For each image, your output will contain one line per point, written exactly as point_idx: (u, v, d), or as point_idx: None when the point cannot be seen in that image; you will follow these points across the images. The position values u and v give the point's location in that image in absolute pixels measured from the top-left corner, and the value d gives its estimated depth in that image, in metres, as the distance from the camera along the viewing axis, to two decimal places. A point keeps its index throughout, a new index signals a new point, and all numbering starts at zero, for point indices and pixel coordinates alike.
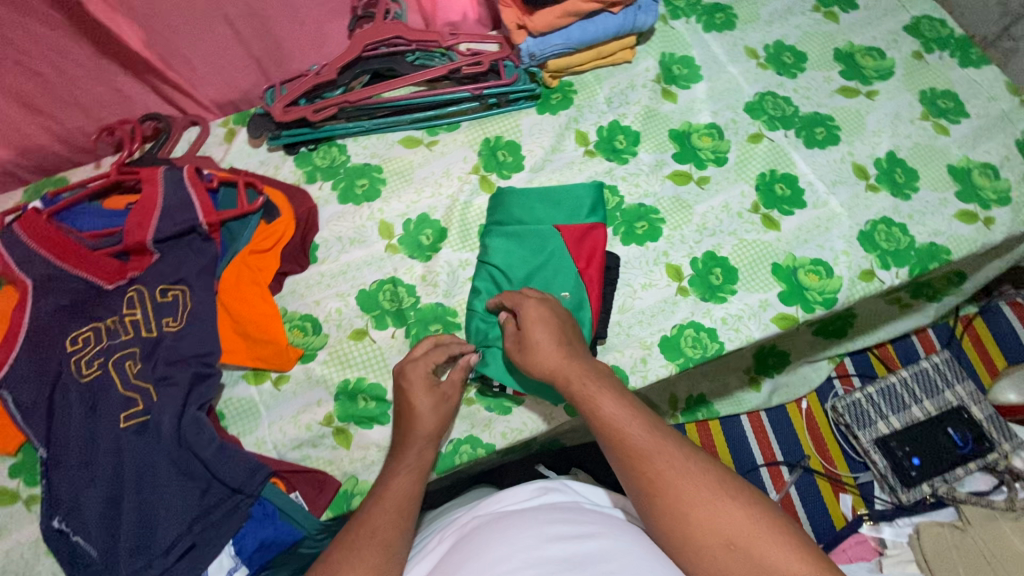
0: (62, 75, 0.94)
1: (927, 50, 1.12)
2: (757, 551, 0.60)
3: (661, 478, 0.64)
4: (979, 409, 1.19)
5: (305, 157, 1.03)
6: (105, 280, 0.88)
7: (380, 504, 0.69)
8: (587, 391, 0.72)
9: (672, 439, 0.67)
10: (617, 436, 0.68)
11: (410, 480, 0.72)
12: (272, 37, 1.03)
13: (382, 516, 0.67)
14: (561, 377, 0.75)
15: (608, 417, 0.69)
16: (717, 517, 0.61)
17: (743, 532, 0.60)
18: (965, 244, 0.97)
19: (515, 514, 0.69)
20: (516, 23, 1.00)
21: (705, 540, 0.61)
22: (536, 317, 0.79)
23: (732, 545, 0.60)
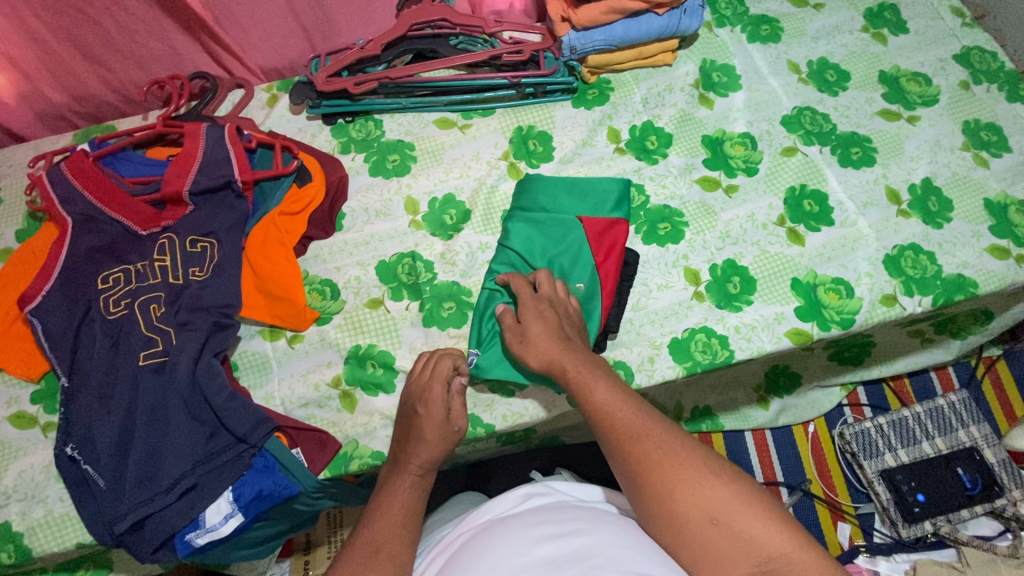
0: (120, 26, 0.98)
1: (975, 80, 1.10)
2: (740, 526, 0.60)
3: (648, 459, 0.65)
4: (993, 452, 1.16)
5: (342, 128, 1.06)
6: (140, 226, 0.91)
7: (381, 521, 0.70)
8: (582, 380, 0.73)
9: (659, 422, 0.68)
10: (607, 423, 0.69)
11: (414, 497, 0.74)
12: (321, 9, 1.06)
13: (384, 532, 0.69)
14: (558, 368, 0.76)
15: (600, 402, 0.70)
16: (701, 494, 0.62)
17: (726, 507, 0.61)
18: (995, 279, 0.95)
19: (505, 522, 0.70)
20: (561, 15, 1.01)
21: (689, 515, 0.62)
22: (537, 314, 0.80)
23: (716, 521, 0.61)
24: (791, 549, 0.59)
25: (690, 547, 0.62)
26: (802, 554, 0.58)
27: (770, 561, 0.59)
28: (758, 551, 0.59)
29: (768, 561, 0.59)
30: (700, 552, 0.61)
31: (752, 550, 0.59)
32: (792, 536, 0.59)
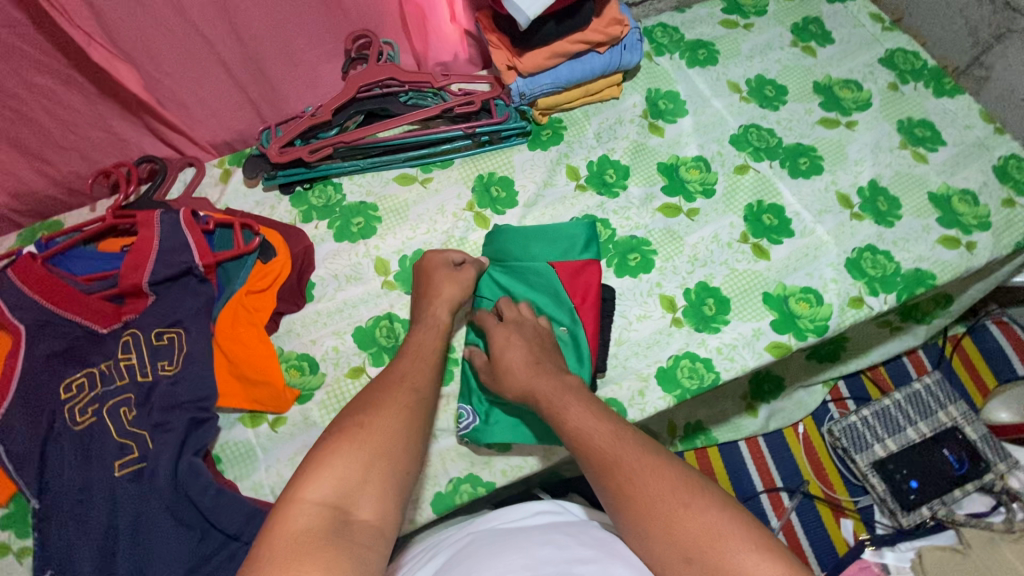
0: (59, 121, 0.95)
1: (902, 81, 1.16)
2: (731, 559, 0.56)
3: (622, 491, 0.62)
4: (973, 429, 1.19)
5: (301, 196, 1.04)
6: (102, 324, 0.88)
7: (405, 356, 0.77)
8: (564, 401, 0.73)
9: (633, 446, 0.65)
10: (583, 453, 0.67)
11: (433, 335, 0.81)
12: (266, 79, 1.05)
13: (411, 364, 0.75)
14: (531, 396, 0.76)
15: (574, 431, 0.69)
16: (674, 529, 0.59)
17: (702, 540, 0.57)
18: (950, 269, 1.00)
19: (513, 532, 0.70)
20: (506, 64, 1.02)
21: (678, 538, 0.58)
22: (502, 342, 0.81)
23: (691, 559, 0.57)
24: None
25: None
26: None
27: None
28: None
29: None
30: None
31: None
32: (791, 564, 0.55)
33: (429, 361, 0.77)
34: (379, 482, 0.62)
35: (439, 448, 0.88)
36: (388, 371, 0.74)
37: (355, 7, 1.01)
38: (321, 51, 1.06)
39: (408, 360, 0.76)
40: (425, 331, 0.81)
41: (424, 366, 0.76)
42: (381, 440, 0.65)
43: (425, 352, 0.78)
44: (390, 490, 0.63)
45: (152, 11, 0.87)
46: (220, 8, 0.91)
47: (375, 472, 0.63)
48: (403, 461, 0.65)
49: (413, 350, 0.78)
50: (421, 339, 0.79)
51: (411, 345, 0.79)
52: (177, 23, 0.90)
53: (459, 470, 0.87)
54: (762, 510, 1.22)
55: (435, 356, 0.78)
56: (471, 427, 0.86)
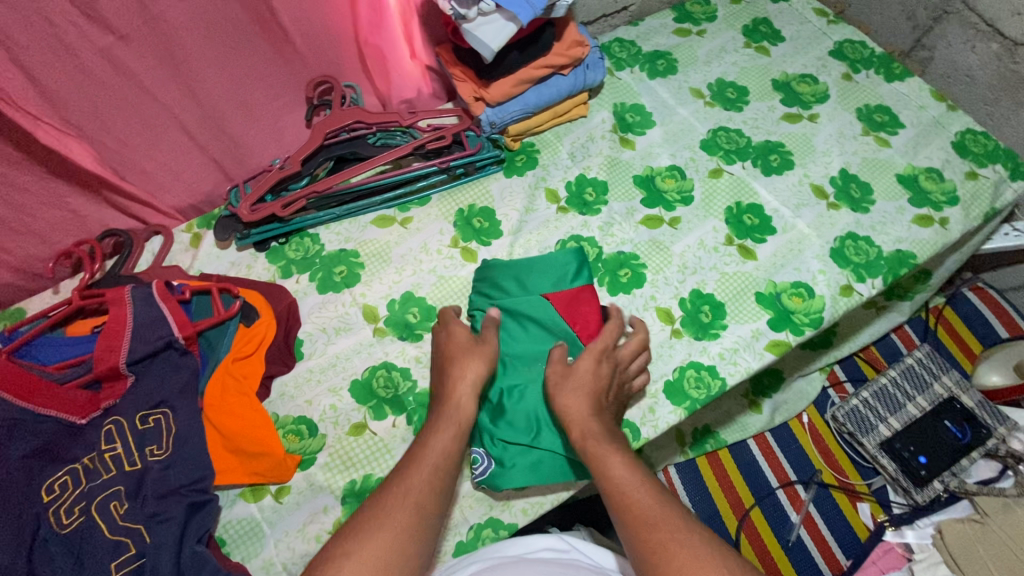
0: (11, 205, 0.90)
1: (854, 70, 1.20)
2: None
3: (664, 548, 0.58)
4: (969, 396, 1.21)
5: (277, 251, 1.01)
6: (77, 415, 0.82)
7: (413, 464, 0.67)
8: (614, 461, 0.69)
9: (677, 511, 0.63)
10: (626, 504, 0.64)
11: (449, 438, 0.71)
12: (228, 137, 1.02)
13: (417, 476, 0.66)
14: (577, 431, 0.74)
15: (616, 480, 0.66)
16: None
17: None
18: (929, 246, 1.02)
19: (518, 564, 0.67)
20: (473, 96, 1.02)
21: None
22: (587, 382, 0.77)
23: None
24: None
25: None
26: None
27: None
28: None
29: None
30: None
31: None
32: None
33: (438, 465, 0.68)
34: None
35: (455, 495, 0.85)
36: (388, 482, 0.66)
37: (313, 55, 1.00)
38: (282, 102, 1.04)
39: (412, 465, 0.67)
40: (440, 421, 0.72)
41: (432, 471, 0.67)
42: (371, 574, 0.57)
43: (434, 453, 0.69)
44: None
45: (101, 82, 0.84)
46: (173, 71, 0.88)
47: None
48: None
49: (419, 452, 0.69)
50: (436, 446, 0.69)
51: (421, 442, 0.70)
52: (129, 92, 0.87)
53: (478, 516, 0.84)
54: (781, 506, 1.22)
55: (448, 455, 0.69)
56: (487, 472, 0.83)
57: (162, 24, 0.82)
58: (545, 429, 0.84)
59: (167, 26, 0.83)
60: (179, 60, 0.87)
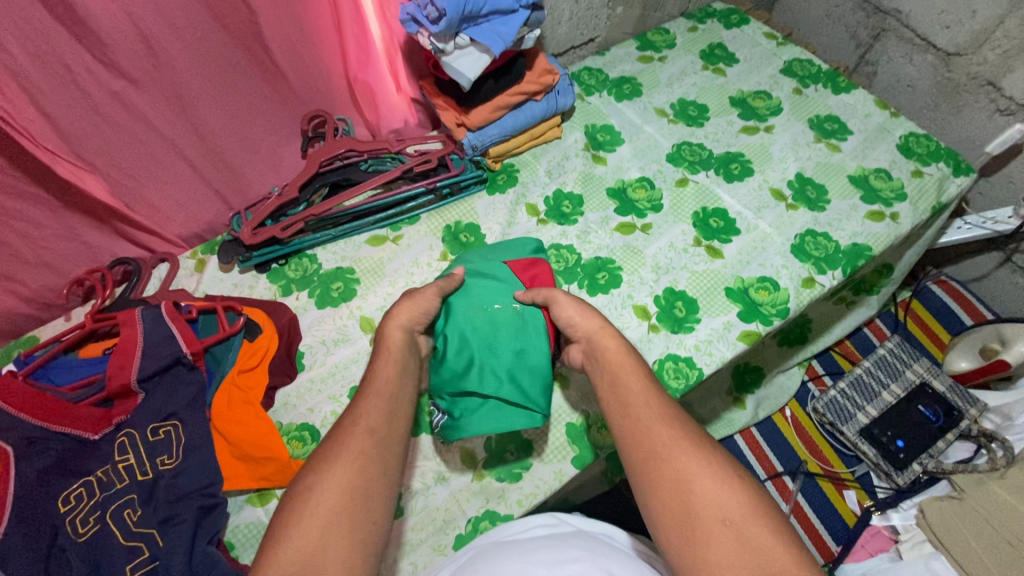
0: (27, 238, 0.97)
1: (803, 85, 1.31)
2: (750, 531, 0.56)
3: (672, 445, 0.64)
4: (940, 381, 1.28)
5: (278, 271, 1.08)
6: (91, 430, 0.87)
7: (364, 396, 0.70)
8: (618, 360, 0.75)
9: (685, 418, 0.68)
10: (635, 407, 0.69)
11: (393, 366, 0.74)
12: (229, 169, 1.10)
13: (367, 406, 0.68)
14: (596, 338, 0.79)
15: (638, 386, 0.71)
16: (716, 493, 0.59)
17: (738, 511, 0.58)
18: (882, 239, 1.10)
19: (509, 546, 0.71)
20: (455, 122, 1.11)
21: (701, 513, 0.58)
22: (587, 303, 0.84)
23: (727, 521, 0.57)
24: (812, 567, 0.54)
25: (694, 558, 0.56)
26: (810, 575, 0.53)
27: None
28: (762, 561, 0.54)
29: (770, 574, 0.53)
30: (706, 556, 0.56)
31: (760, 561, 0.54)
32: (806, 556, 0.55)
33: (388, 398, 0.70)
34: (345, 547, 0.57)
35: (452, 491, 0.90)
36: (344, 420, 0.67)
37: (307, 92, 1.09)
38: (279, 136, 1.13)
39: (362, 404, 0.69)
40: (387, 361, 0.75)
41: (384, 405, 0.69)
42: (341, 503, 0.59)
43: (382, 390, 0.70)
44: (359, 553, 0.57)
45: (114, 122, 0.92)
46: (179, 110, 0.97)
47: (336, 536, 0.57)
48: (367, 512, 0.60)
49: (369, 387, 0.71)
50: (382, 372, 0.73)
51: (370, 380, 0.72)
52: (139, 130, 0.95)
53: (475, 509, 0.88)
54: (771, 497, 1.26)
55: (397, 389, 0.71)
56: (442, 424, 0.88)
57: (170, 68, 0.91)
58: (491, 376, 0.86)
59: (174, 69, 0.92)
60: (184, 99, 0.96)
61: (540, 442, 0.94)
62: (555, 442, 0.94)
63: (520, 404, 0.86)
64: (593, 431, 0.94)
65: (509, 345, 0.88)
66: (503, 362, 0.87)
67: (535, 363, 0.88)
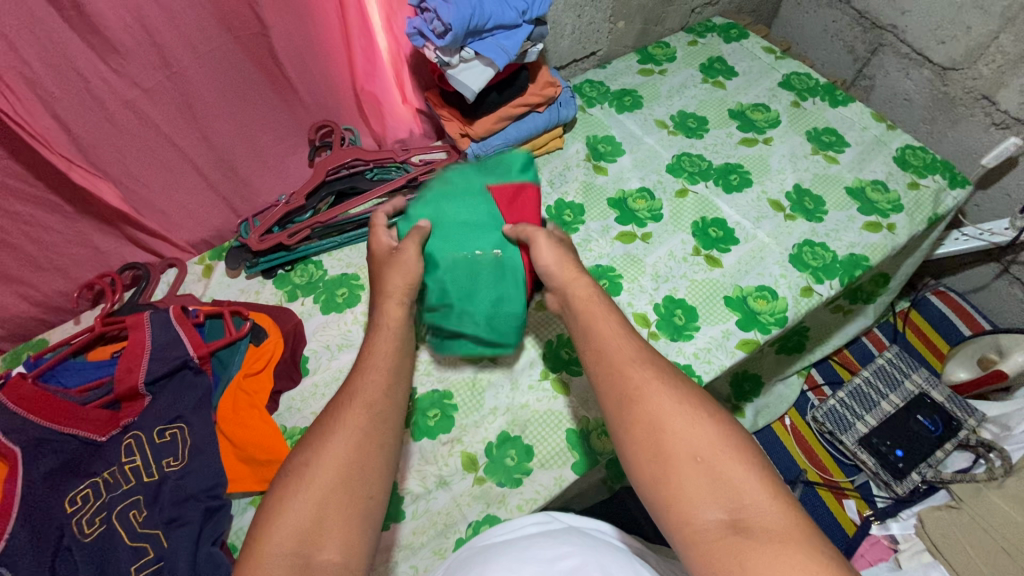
0: (39, 243, 0.99)
1: (801, 99, 1.34)
2: (721, 466, 0.57)
3: (645, 386, 0.64)
4: (939, 392, 1.29)
5: (283, 277, 1.10)
6: (99, 433, 0.88)
7: (359, 373, 0.70)
8: (596, 305, 0.74)
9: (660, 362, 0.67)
10: (609, 353, 0.68)
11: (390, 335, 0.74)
12: (238, 177, 1.13)
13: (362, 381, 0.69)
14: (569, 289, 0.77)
15: (606, 331, 0.71)
16: (686, 431, 0.59)
17: (709, 446, 0.58)
18: (879, 249, 1.12)
19: (503, 544, 0.73)
20: (459, 132, 1.13)
21: (673, 450, 0.58)
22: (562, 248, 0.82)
23: (699, 458, 0.57)
24: (780, 499, 0.55)
25: (666, 492, 0.57)
26: (778, 506, 0.54)
27: (741, 509, 0.54)
28: (733, 495, 0.55)
29: (739, 508, 0.54)
30: (678, 492, 0.56)
31: (728, 494, 0.55)
32: (776, 488, 0.55)
33: (387, 372, 0.70)
34: (340, 524, 0.58)
35: (453, 495, 0.91)
36: (338, 396, 0.68)
37: (314, 102, 1.12)
38: (286, 144, 1.16)
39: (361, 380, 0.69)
40: (383, 335, 0.74)
41: (384, 382, 0.69)
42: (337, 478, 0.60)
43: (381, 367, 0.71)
44: (356, 530, 0.59)
45: (127, 130, 0.94)
46: (190, 119, 0.99)
47: (332, 512, 0.59)
48: (361, 488, 0.61)
49: (365, 364, 0.71)
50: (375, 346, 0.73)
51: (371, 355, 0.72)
52: (151, 138, 0.98)
53: (476, 513, 0.89)
54: None
55: (394, 364, 0.71)
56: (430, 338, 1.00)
57: (182, 79, 0.94)
58: (469, 317, 0.91)
59: (186, 80, 0.94)
60: (195, 109, 0.99)
61: (540, 448, 0.95)
62: (555, 448, 0.95)
63: (494, 342, 0.94)
64: (593, 437, 0.95)
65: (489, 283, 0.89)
66: (481, 310, 0.90)
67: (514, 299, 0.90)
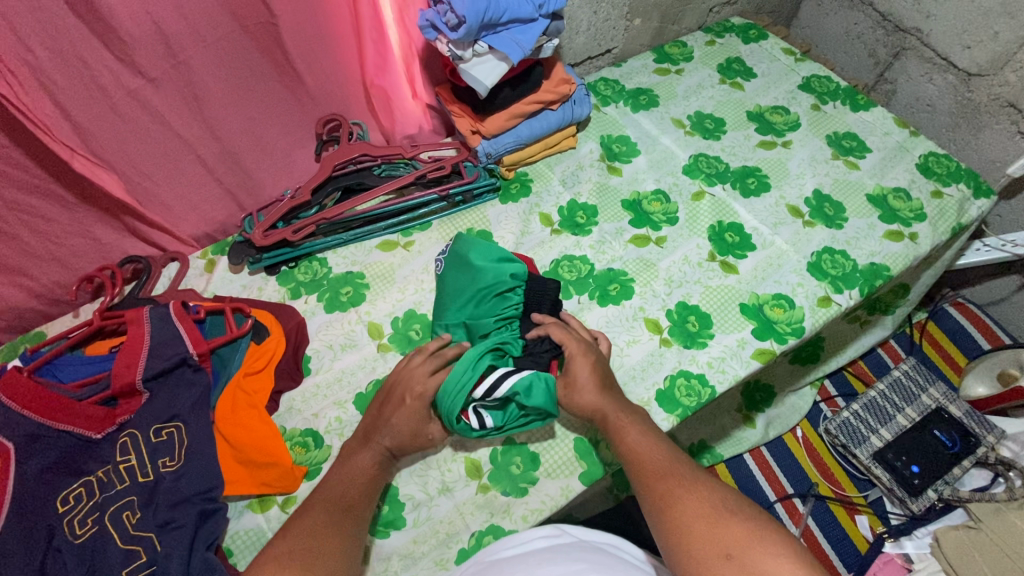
0: (38, 233, 0.97)
1: (822, 102, 1.30)
2: (752, 560, 0.62)
3: (671, 494, 0.71)
4: (957, 407, 1.24)
5: (287, 274, 1.08)
6: (94, 430, 0.86)
7: (348, 482, 0.77)
8: (620, 423, 0.81)
9: (685, 467, 0.75)
10: (639, 460, 0.76)
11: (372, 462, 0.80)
12: (243, 170, 1.10)
13: (351, 491, 0.76)
14: (601, 415, 0.83)
15: (633, 442, 0.79)
16: (715, 529, 0.65)
17: (739, 542, 0.64)
18: (900, 259, 1.08)
19: (514, 561, 0.71)
20: (471, 129, 1.11)
21: (703, 551, 0.64)
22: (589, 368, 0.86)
23: (729, 556, 0.63)
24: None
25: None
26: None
27: None
28: None
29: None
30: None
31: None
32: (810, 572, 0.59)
33: (365, 488, 0.77)
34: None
35: (455, 503, 0.88)
36: (335, 493, 0.75)
37: (323, 95, 1.09)
38: (293, 138, 1.13)
39: (344, 484, 0.76)
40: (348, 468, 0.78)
41: (360, 491, 0.76)
42: (324, 573, 0.64)
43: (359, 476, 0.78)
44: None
45: (131, 120, 0.92)
46: (195, 109, 0.97)
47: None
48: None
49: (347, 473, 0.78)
50: (356, 465, 0.79)
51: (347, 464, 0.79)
52: (155, 128, 0.95)
53: (479, 523, 0.86)
54: (780, 519, 1.24)
55: (375, 477, 0.79)
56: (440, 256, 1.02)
57: (188, 68, 0.91)
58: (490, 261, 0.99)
59: (192, 69, 0.92)
60: (201, 99, 0.96)
61: (546, 457, 0.92)
62: (562, 457, 0.92)
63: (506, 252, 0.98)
64: (603, 447, 0.92)
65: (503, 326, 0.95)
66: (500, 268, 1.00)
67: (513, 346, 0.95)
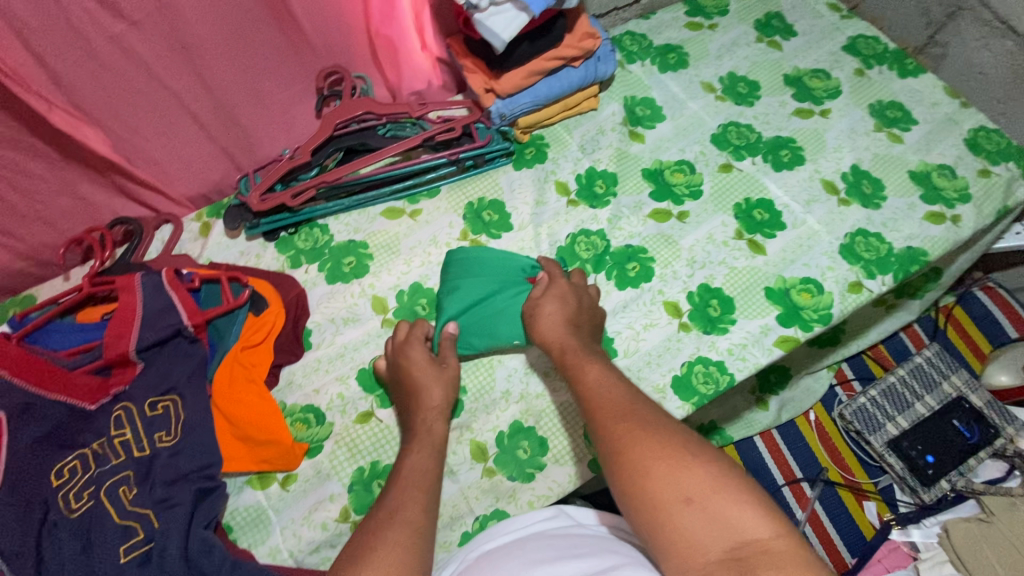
0: (22, 191, 0.91)
1: (867, 66, 1.19)
2: (714, 506, 0.59)
3: (629, 435, 0.66)
4: (979, 397, 1.21)
5: (287, 241, 1.02)
6: (88, 400, 0.82)
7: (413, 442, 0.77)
8: (577, 360, 0.79)
9: (643, 406, 0.71)
10: (596, 400, 0.72)
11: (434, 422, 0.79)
12: (238, 126, 1.02)
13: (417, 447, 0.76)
14: (558, 348, 0.82)
15: (592, 382, 0.75)
16: (676, 474, 0.62)
17: (701, 488, 0.60)
18: (940, 243, 1.01)
19: (511, 545, 0.69)
20: (484, 87, 1.01)
21: (663, 496, 0.61)
22: (558, 294, 0.87)
23: (689, 501, 0.60)
24: (781, 532, 0.57)
25: (667, 539, 0.59)
26: (783, 542, 0.56)
27: (745, 546, 0.56)
28: (734, 532, 0.57)
29: (742, 545, 0.56)
30: (678, 539, 0.59)
31: (728, 533, 0.57)
32: (775, 521, 0.58)
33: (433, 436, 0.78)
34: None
35: (461, 486, 0.86)
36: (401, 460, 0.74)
37: (324, 45, 0.99)
38: (292, 92, 1.04)
39: (417, 472, 0.71)
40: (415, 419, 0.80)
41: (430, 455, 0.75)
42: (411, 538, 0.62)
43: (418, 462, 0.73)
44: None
45: (115, 71, 0.84)
46: (184, 59, 0.88)
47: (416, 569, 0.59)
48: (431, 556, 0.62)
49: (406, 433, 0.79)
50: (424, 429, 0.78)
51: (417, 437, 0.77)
52: (141, 79, 0.87)
53: (484, 507, 0.85)
54: (786, 502, 1.23)
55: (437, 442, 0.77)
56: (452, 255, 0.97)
57: (174, 12, 0.82)
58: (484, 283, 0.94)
59: (178, 12, 0.82)
60: (190, 48, 0.87)
61: (555, 443, 0.89)
62: (570, 443, 0.89)
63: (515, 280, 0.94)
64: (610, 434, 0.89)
65: (497, 324, 0.90)
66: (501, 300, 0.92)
67: (500, 340, 0.90)
